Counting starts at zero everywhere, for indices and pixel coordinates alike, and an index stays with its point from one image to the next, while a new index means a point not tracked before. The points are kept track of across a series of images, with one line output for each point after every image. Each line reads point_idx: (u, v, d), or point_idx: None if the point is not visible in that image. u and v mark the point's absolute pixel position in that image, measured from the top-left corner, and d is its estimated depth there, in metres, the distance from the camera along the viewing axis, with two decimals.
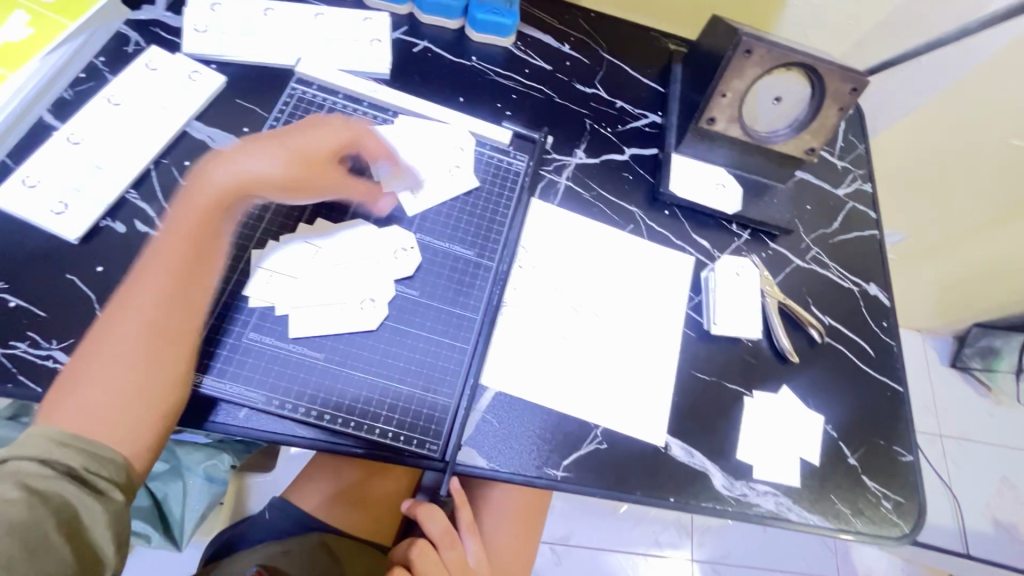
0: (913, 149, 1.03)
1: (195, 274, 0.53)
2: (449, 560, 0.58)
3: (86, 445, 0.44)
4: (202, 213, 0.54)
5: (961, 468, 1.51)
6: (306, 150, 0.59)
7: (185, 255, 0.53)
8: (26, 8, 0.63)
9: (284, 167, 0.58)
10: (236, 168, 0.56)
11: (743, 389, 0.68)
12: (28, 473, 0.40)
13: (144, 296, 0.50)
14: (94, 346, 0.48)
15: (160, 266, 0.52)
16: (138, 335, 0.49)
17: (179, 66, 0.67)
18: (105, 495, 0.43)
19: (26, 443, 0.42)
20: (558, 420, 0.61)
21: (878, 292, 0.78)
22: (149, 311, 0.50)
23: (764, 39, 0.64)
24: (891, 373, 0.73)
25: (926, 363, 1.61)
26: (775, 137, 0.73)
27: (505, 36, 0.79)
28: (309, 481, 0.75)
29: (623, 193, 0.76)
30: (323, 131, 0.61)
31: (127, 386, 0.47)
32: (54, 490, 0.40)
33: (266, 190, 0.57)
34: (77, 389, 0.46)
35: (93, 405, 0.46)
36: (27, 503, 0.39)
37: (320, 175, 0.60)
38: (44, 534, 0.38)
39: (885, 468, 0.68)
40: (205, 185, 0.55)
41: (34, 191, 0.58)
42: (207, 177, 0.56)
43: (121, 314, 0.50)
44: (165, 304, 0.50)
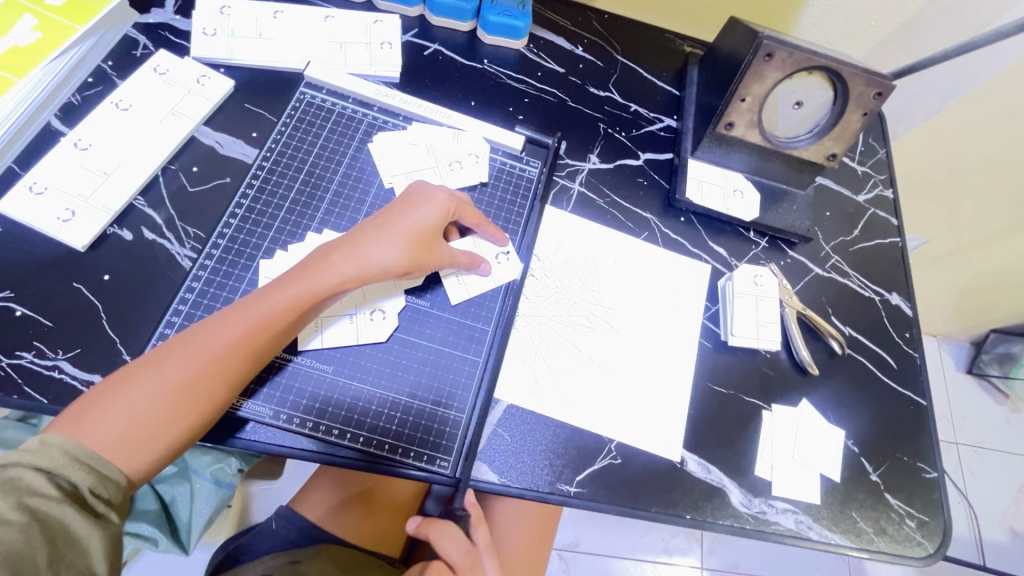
0: (934, 153, 1.00)
1: (279, 340, 0.52)
2: None
3: (94, 462, 0.43)
4: (313, 290, 0.53)
5: (978, 476, 1.48)
6: (418, 231, 0.57)
7: (279, 321, 0.52)
8: (34, 12, 0.62)
9: (406, 260, 0.56)
10: (357, 260, 0.55)
11: (761, 403, 0.66)
12: (31, 489, 0.39)
13: (218, 346, 0.49)
14: (154, 373, 0.47)
15: (253, 329, 0.51)
16: (180, 381, 0.47)
17: (188, 70, 0.66)
18: (105, 520, 0.42)
19: (40, 452, 0.41)
20: (571, 434, 0.60)
21: (900, 302, 0.76)
22: (223, 359, 0.49)
23: (785, 42, 0.62)
24: (914, 386, 0.71)
25: (942, 369, 1.57)
26: (795, 143, 0.71)
27: (518, 39, 0.77)
28: (317, 493, 0.74)
29: (639, 200, 0.74)
30: (435, 206, 0.59)
31: (149, 427, 0.46)
32: (52, 514, 0.39)
33: (386, 279, 0.56)
34: (120, 405, 0.46)
35: (125, 426, 0.45)
36: (24, 525, 0.38)
37: (432, 256, 0.58)
38: (34, 561, 0.38)
39: (908, 485, 0.66)
40: (324, 276, 0.54)
41: (40, 198, 0.57)
42: (326, 263, 0.54)
43: (191, 351, 0.49)
44: (243, 359, 0.50)
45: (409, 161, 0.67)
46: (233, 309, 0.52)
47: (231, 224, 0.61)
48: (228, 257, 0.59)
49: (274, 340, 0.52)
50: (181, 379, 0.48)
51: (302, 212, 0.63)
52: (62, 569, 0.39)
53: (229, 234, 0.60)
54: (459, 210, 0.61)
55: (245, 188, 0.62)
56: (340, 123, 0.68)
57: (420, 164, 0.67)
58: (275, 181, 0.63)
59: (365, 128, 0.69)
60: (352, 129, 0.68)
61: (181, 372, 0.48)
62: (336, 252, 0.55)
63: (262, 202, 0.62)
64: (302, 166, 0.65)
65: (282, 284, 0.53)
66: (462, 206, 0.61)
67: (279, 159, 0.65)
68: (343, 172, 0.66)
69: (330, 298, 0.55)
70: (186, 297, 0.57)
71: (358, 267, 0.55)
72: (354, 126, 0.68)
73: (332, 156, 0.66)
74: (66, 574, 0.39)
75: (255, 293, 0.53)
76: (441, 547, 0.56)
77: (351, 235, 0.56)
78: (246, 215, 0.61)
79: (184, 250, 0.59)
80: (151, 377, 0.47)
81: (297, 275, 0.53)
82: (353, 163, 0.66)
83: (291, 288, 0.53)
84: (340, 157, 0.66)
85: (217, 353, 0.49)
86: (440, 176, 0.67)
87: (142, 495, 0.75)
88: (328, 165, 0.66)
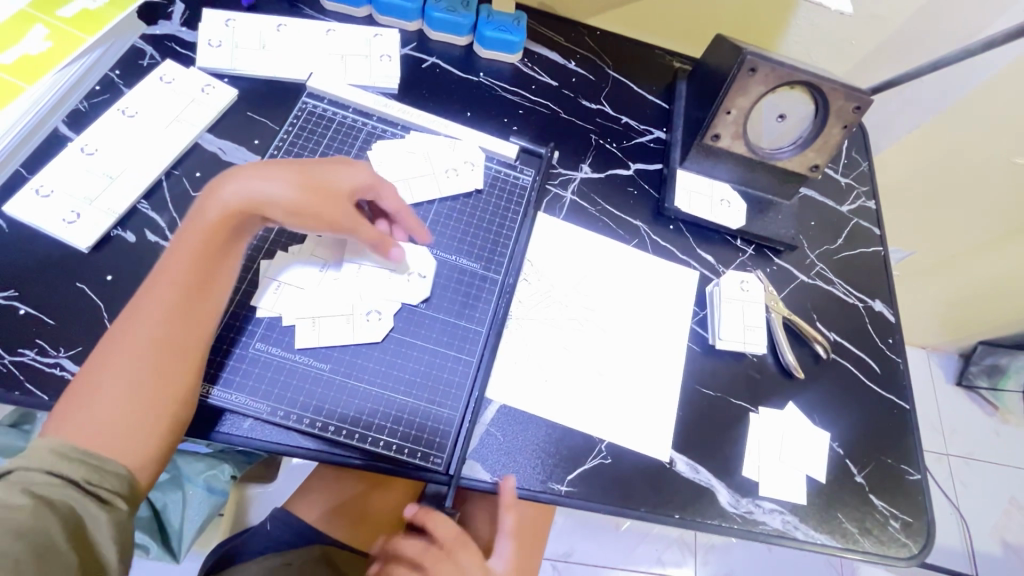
0: (917, 167, 1.04)
1: (203, 293, 0.53)
2: (461, 560, 0.56)
3: (92, 454, 0.45)
4: (212, 233, 0.54)
5: (969, 487, 1.49)
6: (321, 181, 0.57)
7: (188, 271, 0.52)
8: (46, 23, 0.64)
9: (302, 202, 0.56)
10: (244, 191, 0.54)
11: (748, 405, 0.68)
12: (35, 481, 0.42)
13: (144, 319, 0.50)
14: (98, 367, 0.48)
15: (173, 290, 0.51)
16: (123, 367, 0.48)
17: (193, 80, 0.68)
18: (111, 506, 0.44)
19: (36, 454, 0.43)
20: (563, 434, 0.61)
21: (884, 309, 0.78)
22: (150, 327, 0.50)
23: (768, 58, 0.65)
24: (898, 391, 0.73)
25: (932, 380, 1.60)
26: (778, 154, 0.74)
27: (512, 53, 0.80)
28: (311, 494, 0.75)
29: (629, 208, 0.76)
30: (355, 174, 0.59)
31: (119, 419, 0.47)
32: (58, 498, 0.42)
33: (274, 214, 0.56)
34: (85, 400, 0.47)
35: (96, 418, 0.46)
36: (34, 509, 0.40)
37: (329, 207, 0.57)
38: (49, 540, 0.40)
39: (892, 487, 0.68)
40: (213, 208, 0.54)
41: (46, 201, 0.58)
42: (216, 197, 0.54)
43: (128, 332, 0.49)
44: (172, 323, 0.50)
45: (407, 168, 0.69)
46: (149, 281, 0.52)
47: None
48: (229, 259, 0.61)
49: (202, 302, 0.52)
50: (125, 361, 0.48)
51: None
52: (77, 550, 0.41)
53: None
54: (378, 191, 0.61)
55: None
56: (341, 131, 0.70)
57: (418, 170, 0.69)
58: None
59: (365, 136, 0.71)
60: (352, 138, 0.70)
61: (120, 357, 0.48)
62: (227, 185, 0.55)
63: None
64: None
65: (186, 231, 0.54)
66: (388, 196, 0.61)
67: None
68: None
69: (231, 240, 0.55)
70: None
71: (254, 205, 0.55)
72: (353, 135, 0.71)
73: None
74: (81, 555, 0.41)
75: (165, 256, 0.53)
76: (432, 526, 0.57)
77: (247, 167, 0.56)
78: None
79: None
80: (96, 372, 0.48)
81: (195, 222, 0.54)
82: None
83: (195, 241, 0.53)
84: None
85: (145, 324, 0.50)
86: (437, 183, 0.69)
87: None
88: None
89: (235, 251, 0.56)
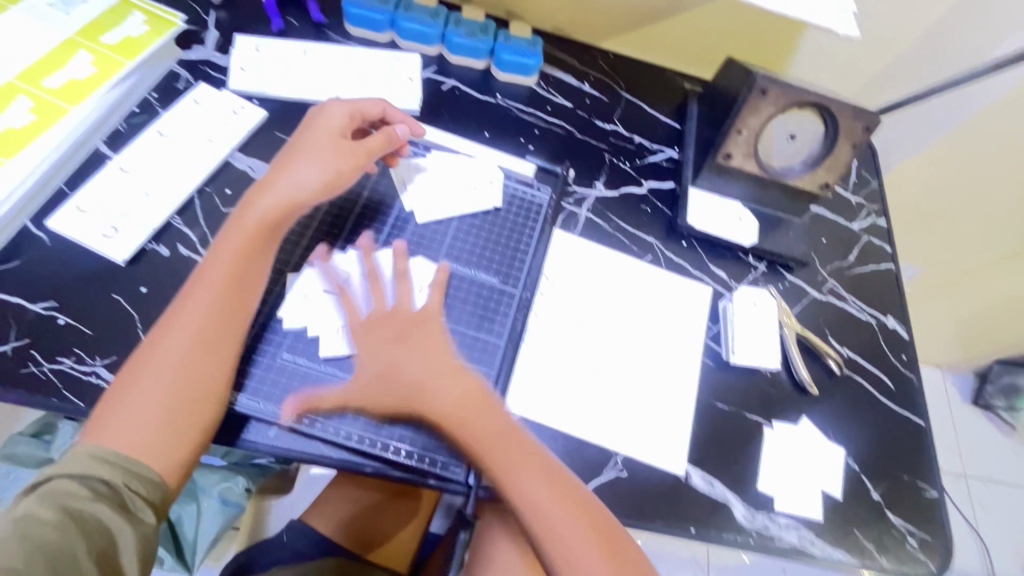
0: (927, 186, 1.05)
1: (246, 293, 0.56)
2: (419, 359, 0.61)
3: (124, 461, 0.47)
4: (250, 233, 0.58)
5: (987, 509, 1.47)
6: (324, 136, 0.63)
7: (231, 276, 0.56)
8: (90, 48, 0.68)
9: (329, 167, 0.62)
10: (279, 192, 0.60)
11: (763, 419, 0.68)
12: (66, 493, 0.44)
13: (187, 325, 0.53)
14: (141, 372, 0.50)
15: (216, 295, 0.54)
16: (167, 372, 0.50)
17: (225, 102, 0.72)
18: (134, 519, 0.45)
19: (73, 462, 0.46)
20: (578, 446, 0.62)
21: (897, 325, 0.78)
22: (194, 331, 0.52)
23: (777, 80, 0.67)
24: (913, 407, 0.73)
25: (947, 398, 1.58)
26: (790, 173, 0.76)
27: (528, 75, 0.83)
28: (325, 505, 0.76)
29: (642, 225, 0.78)
30: (334, 110, 0.65)
31: (158, 422, 0.49)
32: (84, 511, 0.44)
33: (312, 196, 0.61)
34: (124, 404, 0.49)
35: (134, 421, 0.48)
36: (61, 523, 0.43)
37: (346, 154, 0.63)
38: (72, 554, 0.42)
39: (909, 504, 0.67)
40: (252, 214, 0.59)
41: (86, 216, 0.61)
42: (249, 205, 0.59)
43: (165, 334, 0.52)
44: (217, 325, 0.53)
45: (428, 186, 0.72)
46: (188, 288, 0.55)
47: None
48: None
49: (239, 296, 0.55)
50: (169, 365, 0.51)
51: (329, 230, 0.67)
52: (100, 562, 0.43)
53: None
54: (361, 110, 0.67)
55: None
56: None
57: (440, 188, 0.72)
58: None
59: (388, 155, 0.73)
60: None
61: (164, 360, 0.51)
62: (259, 193, 0.60)
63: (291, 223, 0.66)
64: None
65: (225, 240, 0.58)
66: (356, 106, 0.67)
67: None
68: (367, 195, 0.70)
69: (271, 239, 0.59)
70: None
71: (288, 188, 0.60)
72: None
73: (357, 181, 0.71)
74: (104, 567, 0.43)
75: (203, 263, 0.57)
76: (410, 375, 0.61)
77: (269, 173, 0.62)
78: None
79: None
80: (139, 378, 0.50)
81: (231, 230, 0.58)
82: (376, 187, 0.71)
83: (228, 243, 0.57)
84: (364, 182, 0.71)
85: (190, 328, 0.53)
86: (457, 200, 0.71)
87: None
88: (354, 188, 0.70)
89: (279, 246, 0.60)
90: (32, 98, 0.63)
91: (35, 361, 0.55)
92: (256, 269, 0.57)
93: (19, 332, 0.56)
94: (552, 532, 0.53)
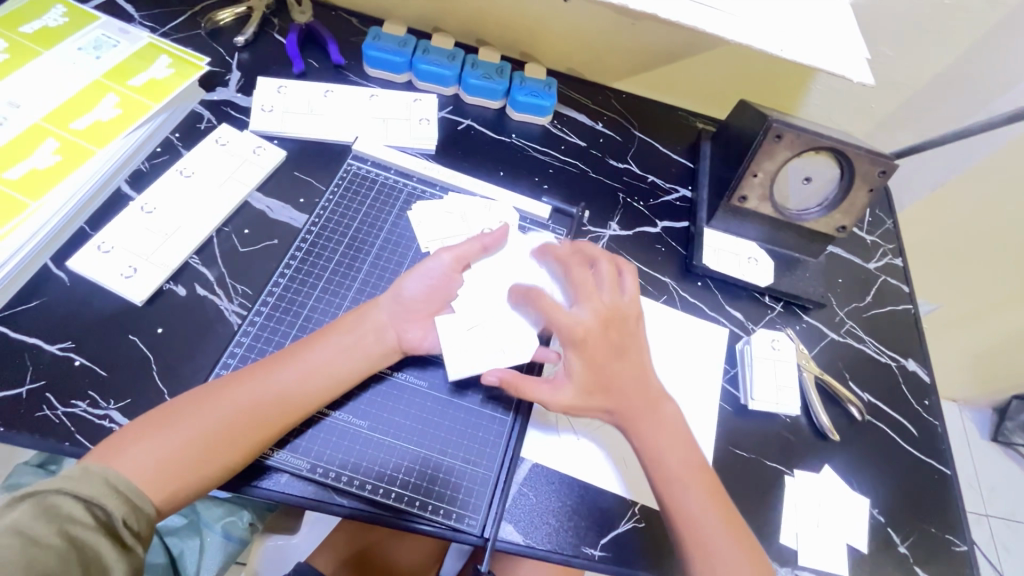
0: (941, 224, 1.04)
1: (315, 382, 0.56)
2: (615, 354, 0.60)
3: (130, 493, 0.46)
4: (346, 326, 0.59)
5: (1012, 552, 1.42)
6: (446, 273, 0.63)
7: (313, 365, 0.56)
8: (117, 91, 0.70)
9: (427, 289, 0.62)
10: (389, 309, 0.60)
11: (783, 468, 0.66)
12: (70, 517, 0.43)
13: (257, 394, 0.53)
14: (189, 414, 0.51)
15: (292, 377, 0.55)
16: (208, 424, 0.51)
17: (246, 142, 0.73)
18: (131, 553, 0.45)
19: (82, 480, 0.45)
20: (596, 495, 0.60)
21: (918, 368, 0.77)
22: (255, 404, 0.53)
23: (793, 125, 0.68)
24: (938, 455, 0.71)
25: (966, 435, 1.54)
26: (806, 216, 0.75)
27: (543, 116, 0.84)
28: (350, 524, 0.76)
29: (657, 264, 0.78)
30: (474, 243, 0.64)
31: (176, 462, 0.49)
32: (88, 542, 0.43)
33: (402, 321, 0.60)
34: (155, 434, 0.49)
35: (155, 455, 0.48)
36: (62, 551, 0.42)
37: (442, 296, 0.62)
38: None
39: (937, 558, 0.65)
40: (360, 320, 0.60)
41: (106, 256, 0.62)
42: (363, 310, 0.60)
43: (243, 383, 0.54)
44: (272, 401, 0.53)
45: (445, 226, 0.72)
46: (273, 356, 0.57)
47: (279, 283, 0.65)
48: (275, 313, 0.63)
49: (320, 378, 0.56)
50: (213, 420, 0.51)
51: (345, 273, 0.67)
52: None
53: (277, 292, 0.64)
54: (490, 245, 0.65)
55: (293, 250, 0.67)
56: (383, 191, 0.74)
57: (481, 318, 0.63)
58: (319, 247, 0.68)
59: (405, 196, 0.74)
60: (393, 197, 0.74)
61: (214, 417, 0.51)
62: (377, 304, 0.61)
63: (308, 265, 0.67)
64: (346, 231, 0.70)
65: (326, 331, 0.59)
66: (454, 252, 0.63)
67: (326, 224, 0.70)
68: (384, 236, 0.71)
69: (355, 333, 0.59)
70: (234, 351, 0.60)
71: (395, 312, 0.60)
72: (394, 196, 0.74)
73: (374, 223, 0.71)
74: None
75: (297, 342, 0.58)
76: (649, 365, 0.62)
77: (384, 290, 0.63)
78: (293, 275, 0.66)
79: (233, 306, 0.63)
80: (181, 418, 0.51)
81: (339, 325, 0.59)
82: (393, 229, 0.71)
83: (330, 333, 0.59)
84: (381, 224, 0.71)
85: (252, 399, 0.53)
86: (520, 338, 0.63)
87: (150, 548, 0.74)
88: (371, 230, 0.71)
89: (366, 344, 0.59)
90: (59, 140, 0.64)
91: (49, 405, 0.54)
92: (339, 360, 0.57)
93: (35, 374, 0.56)
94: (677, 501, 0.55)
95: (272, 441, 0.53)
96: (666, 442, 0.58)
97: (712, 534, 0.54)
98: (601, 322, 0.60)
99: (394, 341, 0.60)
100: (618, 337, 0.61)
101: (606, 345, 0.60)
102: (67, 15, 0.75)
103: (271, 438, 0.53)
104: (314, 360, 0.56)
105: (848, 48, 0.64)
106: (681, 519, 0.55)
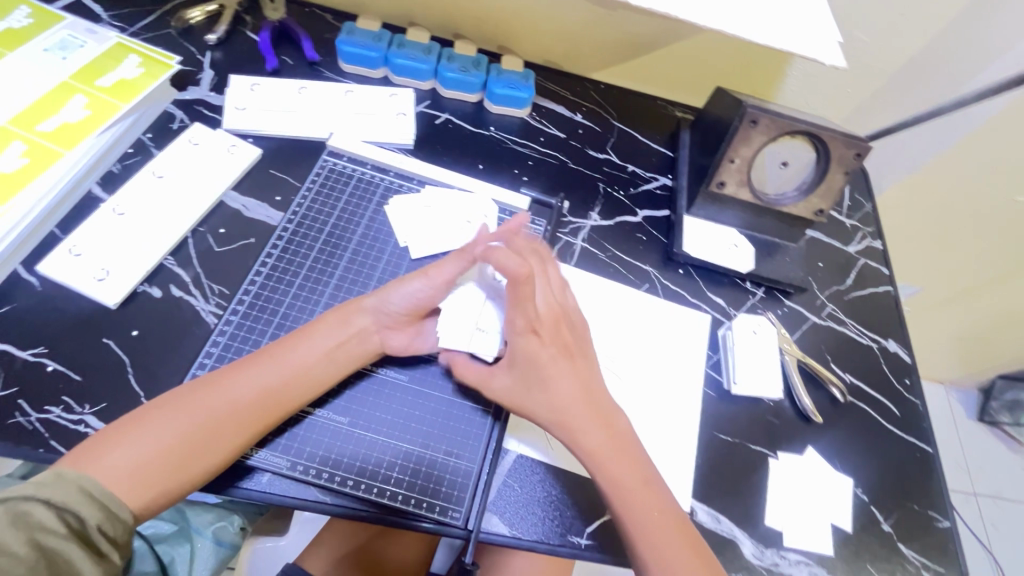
0: (920, 207, 1.05)
1: (295, 383, 0.55)
2: (565, 358, 0.58)
3: (108, 500, 0.46)
4: (323, 325, 0.58)
5: (1000, 529, 1.44)
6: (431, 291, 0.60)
7: (291, 365, 0.55)
8: (85, 92, 0.68)
9: (414, 303, 0.60)
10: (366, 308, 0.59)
11: (768, 451, 0.67)
12: (41, 525, 0.42)
13: (235, 395, 0.53)
14: (166, 416, 0.50)
15: (270, 377, 0.54)
16: (186, 427, 0.50)
17: (219, 141, 0.72)
18: (105, 559, 0.45)
19: (54, 487, 0.44)
20: (581, 485, 0.60)
21: (898, 349, 0.78)
22: (233, 406, 0.52)
23: (768, 110, 0.68)
24: (920, 433, 0.72)
25: (953, 416, 1.57)
26: (783, 200, 0.76)
27: (522, 108, 0.84)
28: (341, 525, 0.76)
29: (638, 254, 0.78)
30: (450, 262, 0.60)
31: (154, 465, 0.48)
32: (59, 552, 0.43)
33: (378, 320, 0.59)
34: (130, 437, 0.49)
35: (132, 459, 0.48)
36: (31, 563, 0.41)
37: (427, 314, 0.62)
38: None
39: (920, 534, 0.66)
40: (337, 320, 0.59)
41: (78, 260, 0.61)
42: (340, 308, 0.60)
43: (220, 385, 0.53)
44: (251, 402, 0.53)
45: (424, 220, 0.71)
46: (251, 356, 0.56)
47: (256, 281, 0.64)
48: (251, 313, 0.62)
49: (302, 378, 0.55)
50: (190, 423, 0.50)
51: (322, 270, 0.67)
52: None
53: (252, 292, 0.63)
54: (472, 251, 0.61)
55: (269, 249, 0.66)
56: (360, 187, 0.73)
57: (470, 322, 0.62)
58: (295, 245, 0.67)
59: (382, 191, 0.74)
60: (370, 193, 0.73)
61: (191, 419, 0.50)
62: (354, 302, 0.60)
63: (285, 263, 0.66)
64: (324, 228, 0.69)
65: (304, 330, 0.58)
66: (440, 271, 0.60)
67: (302, 222, 0.69)
68: (362, 232, 0.70)
69: (333, 331, 0.58)
70: (211, 351, 0.60)
71: (371, 306, 0.59)
72: (371, 191, 0.73)
73: (351, 219, 0.71)
74: None
75: (274, 343, 0.58)
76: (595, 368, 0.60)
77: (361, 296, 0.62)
78: (269, 273, 0.65)
79: (209, 307, 0.62)
80: (158, 420, 0.50)
81: (316, 324, 0.59)
82: (371, 225, 0.71)
83: (307, 331, 0.58)
84: (359, 220, 0.71)
85: (229, 400, 0.52)
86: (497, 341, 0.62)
87: (139, 556, 0.71)
88: (348, 226, 0.70)
89: (344, 345, 0.58)
90: (26, 142, 0.63)
91: (22, 411, 0.54)
92: (317, 360, 0.57)
93: (7, 381, 0.55)
94: (627, 508, 0.54)
95: (252, 441, 0.53)
96: (614, 453, 0.56)
97: (660, 538, 0.53)
98: (550, 324, 0.59)
99: (376, 339, 0.60)
100: (569, 340, 0.59)
101: (557, 351, 0.58)
102: (32, 16, 0.73)
103: (253, 438, 0.53)
104: (291, 362, 0.56)
105: (820, 32, 0.64)
106: (628, 521, 0.54)
